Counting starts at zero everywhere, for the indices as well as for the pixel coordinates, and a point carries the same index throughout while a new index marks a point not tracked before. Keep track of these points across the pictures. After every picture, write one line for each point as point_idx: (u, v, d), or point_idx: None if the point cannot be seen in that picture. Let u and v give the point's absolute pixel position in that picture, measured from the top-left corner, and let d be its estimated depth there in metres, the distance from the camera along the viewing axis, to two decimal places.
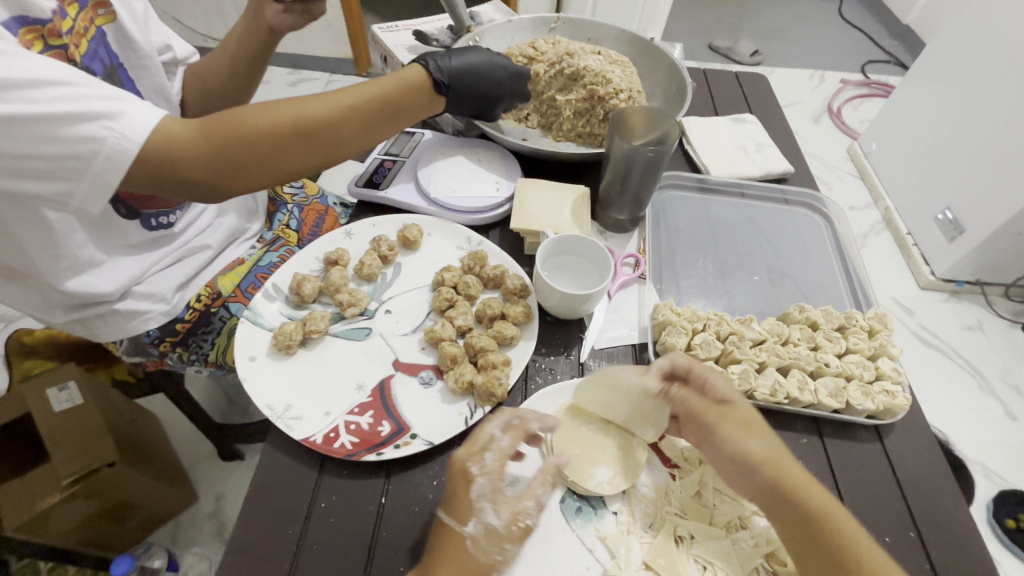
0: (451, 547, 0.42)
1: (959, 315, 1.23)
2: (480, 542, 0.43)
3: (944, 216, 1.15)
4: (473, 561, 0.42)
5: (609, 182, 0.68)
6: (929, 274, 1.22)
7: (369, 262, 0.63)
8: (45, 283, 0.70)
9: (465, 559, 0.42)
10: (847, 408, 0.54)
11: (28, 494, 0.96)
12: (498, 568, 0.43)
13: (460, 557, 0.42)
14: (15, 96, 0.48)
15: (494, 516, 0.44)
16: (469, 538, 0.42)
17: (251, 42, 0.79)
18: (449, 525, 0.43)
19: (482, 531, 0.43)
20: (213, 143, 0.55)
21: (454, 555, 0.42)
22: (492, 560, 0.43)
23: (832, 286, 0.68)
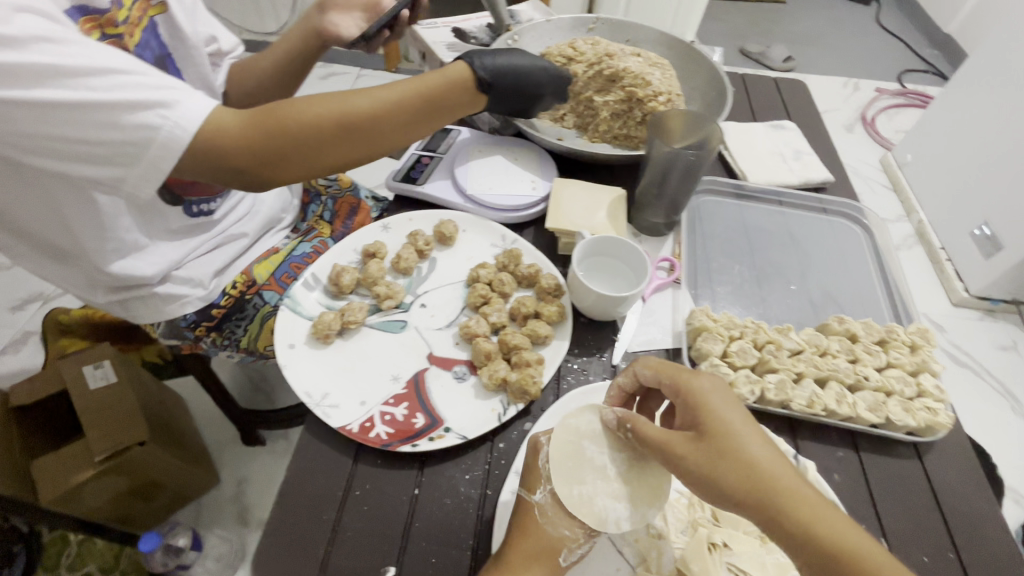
0: (526, 519, 0.45)
1: (994, 334, 1.20)
2: (548, 513, 0.45)
3: (982, 231, 1.12)
4: (542, 530, 0.45)
5: (646, 183, 0.67)
6: (963, 291, 1.18)
7: (406, 256, 0.64)
8: (91, 265, 0.72)
9: (543, 533, 0.44)
10: (887, 423, 0.53)
11: (62, 469, 0.98)
12: (571, 543, 0.45)
13: (541, 531, 0.45)
14: (77, 82, 0.49)
15: (568, 489, 0.46)
16: (537, 505, 0.46)
17: (306, 43, 0.82)
18: (524, 498, 0.46)
19: (549, 499, 0.46)
20: (261, 135, 0.57)
21: (533, 530, 0.44)
22: (561, 534, 0.45)
23: (871, 299, 0.66)
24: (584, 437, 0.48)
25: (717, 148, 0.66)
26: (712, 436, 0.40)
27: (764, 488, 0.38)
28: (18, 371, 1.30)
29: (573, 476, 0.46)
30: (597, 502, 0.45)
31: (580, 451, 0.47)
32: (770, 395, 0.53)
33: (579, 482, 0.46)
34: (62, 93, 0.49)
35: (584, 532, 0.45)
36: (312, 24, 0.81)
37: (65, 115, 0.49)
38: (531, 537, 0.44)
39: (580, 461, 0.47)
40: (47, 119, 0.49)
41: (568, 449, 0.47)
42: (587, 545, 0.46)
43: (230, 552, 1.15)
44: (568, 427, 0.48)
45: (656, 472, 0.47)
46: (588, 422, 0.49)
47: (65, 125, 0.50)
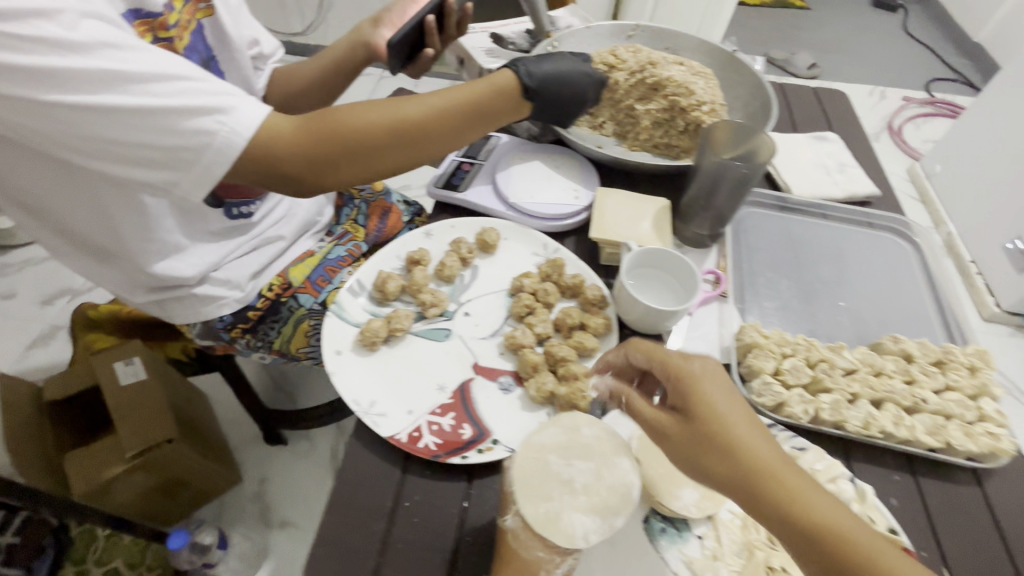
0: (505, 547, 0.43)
1: None
2: (521, 537, 0.41)
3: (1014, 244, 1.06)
4: (518, 556, 0.41)
5: (694, 194, 0.67)
6: (993, 305, 1.08)
7: (450, 264, 0.64)
8: (134, 265, 0.72)
9: (518, 558, 0.41)
10: (947, 448, 0.51)
11: (94, 464, 0.99)
12: (549, 563, 0.41)
13: (517, 556, 0.41)
14: (139, 89, 0.50)
15: (534, 509, 0.40)
16: (510, 531, 0.42)
17: (351, 57, 0.83)
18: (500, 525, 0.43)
19: (520, 525, 0.41)
20: (314, 142, 0.57)
21: (514, 556, 0.42)
22: (536, 557, 0.41)
23: (921, 317, 0.65)
24: (547, 453, 0.43)
25: (769, 161, 0.65)
26: (704, 422, 0.42)
27: (750, 474, 0.40)
28: (48, 365, 1.32)
29: (539, 493, 0.41)
30: (564, 520, 0.40)
31: (545, 467, 0.42)
32: (825, 415, 0.52)
33: (545, 499, 0.40)
34: (125, 98, 0.49)
35: (558, 553, 0.40)
36: (363, 38, 0.83)
37: (127, 121, 0.50)
38: (512, 563, 0.42)
39: (544, 481, 0.42)
40: (108, 124, 0.50)
41: (533, 466, 0.43)
42: (566, 564, 0.42)
43: (254, 551, 1.15)
44: (530, 444, 0.44)
45: (620, 477, 0.43)
46: (552, 434, 0.44)
47: (126, 129, 0.50)
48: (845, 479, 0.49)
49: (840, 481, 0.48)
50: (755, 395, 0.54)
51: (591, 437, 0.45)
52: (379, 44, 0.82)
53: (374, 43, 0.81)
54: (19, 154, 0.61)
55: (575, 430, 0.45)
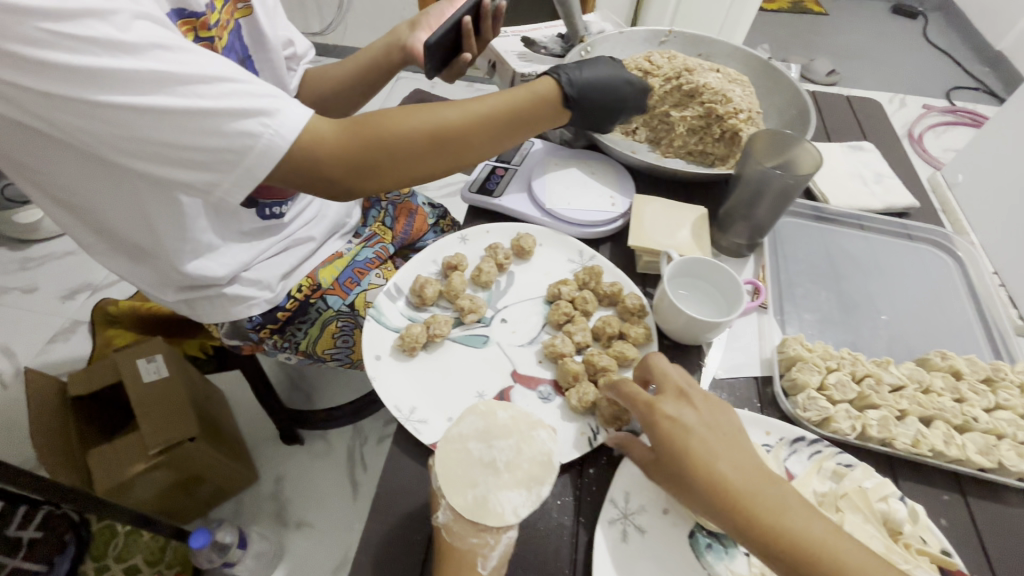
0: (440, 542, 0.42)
1: None
2: (453, 529, 0.41)
3: None
4: (458, 548, 0.41)
5: (734, 203, 0.66)
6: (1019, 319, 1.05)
7: (487, 269, 0.63)
8: (167, 263, 0.72)
9: (455, 552, 0.41)
10: (998, 468, 0.50)
11: (117, 461, 0.99)
12: (487, 550, 0.41)
13: (454, 550, 0.41)
14: (186, 90, 0.50)
15: (461, 497, 0.40)
16: (444, 527, 0.41)
17: (387, 60, 0.84)
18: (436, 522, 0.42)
19: (451, 518, 0.41)
20: (356, 147, 0.57)
21: (451, 553, 0.41)
22: (471, 545, 0.40)
23: (964, 333, 0.64)
24: (468, 440, 0.43)
25: (814, 173, 0.64)
26: (676, 460, 0.43)
27: (725, 503, 0.41)
28: (68, 359, 1.32)
29: (463, 481, 0.41)
30: (492, 501, 0.40)
31: (470, 459, 0.42)
32: (873, 432, 0.51)
33: (471, 485, 0.41)
34: (173, 99, 0.49)
35: (494, 534, 0.40)
36: (400, 41, 0.83)
37: (173, 121, 0.50)
38: (451, 560, 0.41)
39: (466, 474, 0.41)
40: (155, 125, 0.50)
41: (454, 457, 0.42)
42: (503, 544, 0.41)
43: (271, 550, 1.14)
44: (449, 435, 0.43)
45: (539, 449, 0.43)
46: (470, 422, 0.44)
47: (172, 131, 0.50)
48: (895, 498, 0.47)
49: (891, 500, 0.47)
50: (800, 410, 0.53)
51: (507, 418, 0.44)
52: (416, 47, 0.82)
53: (411, 47, 0.82)
54: (60, 152, 0.61)
55: (491, 415, 0.44)
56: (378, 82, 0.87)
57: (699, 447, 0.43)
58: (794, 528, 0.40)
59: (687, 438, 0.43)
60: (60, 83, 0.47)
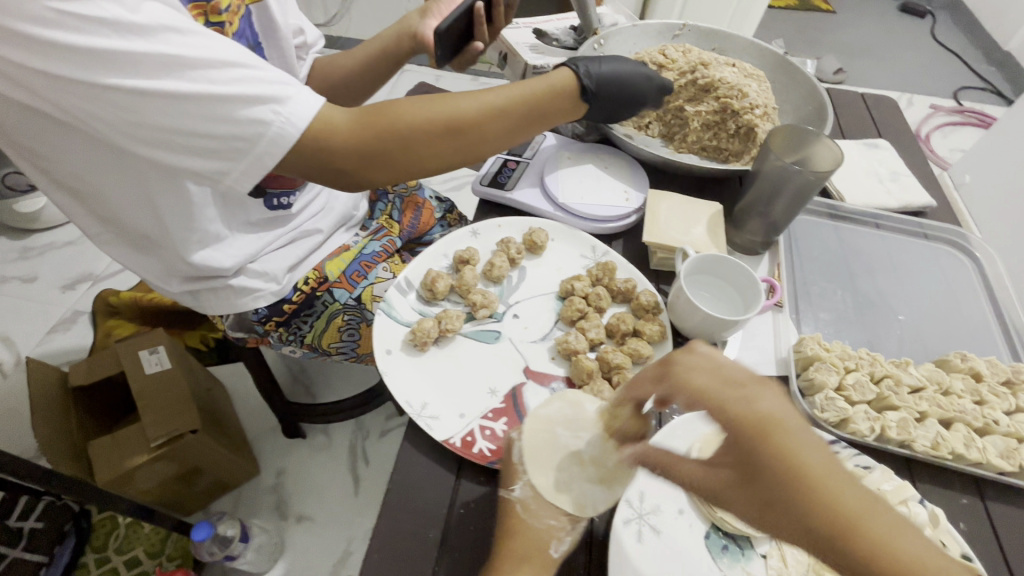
0: (510, 518, 0.45)
1: None
2: (531, 506, 0.45)
3: None
4: (528, 526, 0.44)
5: (752, 200, 0.65)
6: None
7: (499, 264, 0.62)
8: (174, 253, 0.71)
9: (529, 528, 0.44)
10: (1019, 471, 0.49)
11: (117, 453, 0.98)
12: (558, 534, 0.45)
13: (527, 525, 0.44)
14: (197, 75, 0.48)
15: (544, 477, 0.47)
16: (517, 502, 0.46)
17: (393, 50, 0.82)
18: (505, 497, 0.46)
19: (529, 494, 0.46)
20: (372, 137, 0.56)
21: (520, 528, 0.44)
22: (547, 525, 0.45)
23: (982, 335, 0.63)
24: (554, 425, 0.50)
25: (835, 171, 0.63)
26: (764, 468, 0.33)
27: (832, 523, 0.31)
28: (69, 348, 1.31)
29: (548, 464, 0.47)
30: (575, 488, 0.46)
31: (552, 441, 0.49)
32: (892, 434, 0.50)
33: (553, 469, 0.47)
34: (183, 84, 0.48)
35: (570, 518, 0.45)
36: (411, 29, 0.81)
37: (183, 107, 0.49)
38: (522, 536, 0.44)
39: (548, 451, 0.48)
40: (165, 110, 0.48)
41: (542, 438, 0.49)
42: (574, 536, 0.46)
43: (271, 544, 1.14)
44: (539, 418, 0.50)
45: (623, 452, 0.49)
46: (556, 411, 0.51)
47: (181, 117, 0.49)
48: (915, 501, 0.47)
49: (911, 503, 0.46)
50: (818, 411, 0.53)
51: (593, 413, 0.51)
52: (425, 34, 0.80)
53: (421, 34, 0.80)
54: (67, 138, 0.60)
55: (578, 405, 0.52)
56: (386, 72, 0.85)
57: (793, 446, 0.33)
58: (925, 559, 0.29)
59: (780, 434, 0.33)
60: (69, 66, 0.46)
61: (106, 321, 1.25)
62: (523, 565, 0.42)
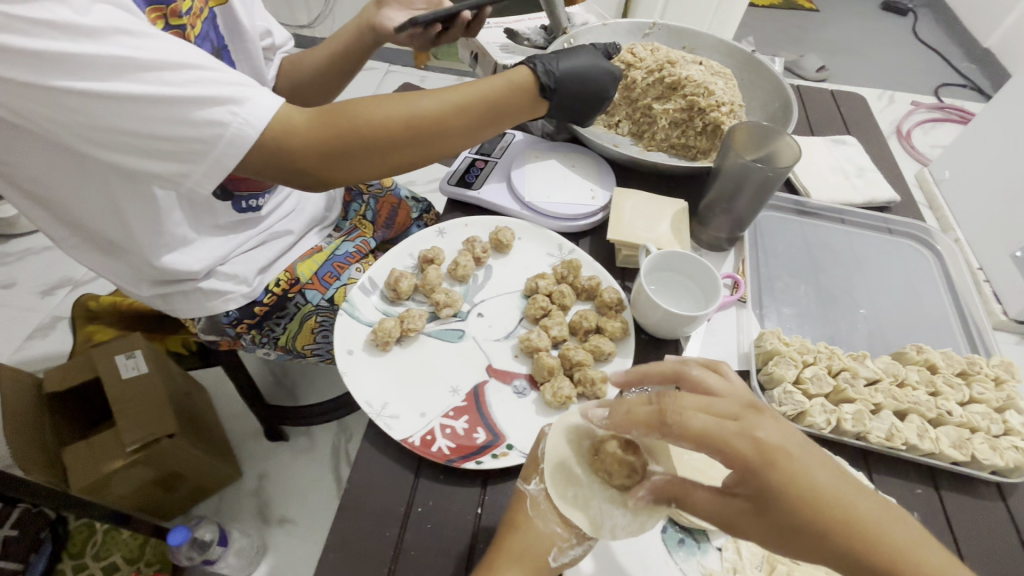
0: (519, 509, 0.45)
1: None
2: (539, 505, 0.44)
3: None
4: (530, 521, 0.44)
5: (715, 197, 0.66)
6: (1001, 314, 1.08)
7: (464, 263, 0.62)
8: (141, 257, 0.70)
9: (532, 527, 0.43)
10: (971, 461, 0.50)
11: (93, 458, 0.96)
12: (561, 542, 0.43)
13: (531, 525, 0.43)
14: (151, 77, 0.48)
15: (563, 489, 0.44)
16: (529, 495, 0.45)
17: (354, 44, 0.81)
18: (521, 489, 0.46)
19: (542, 495, 0.45)
20: (331, 135, 0.55)
21: (523, 524, 0.43)
22: (552, 532, 0.43)
23: (942, 328, 0.64)
24: (586, 438, 0.47)
25: (793, 166, 0.63)
26: (784, 500, 0.35)
27: (848, 532, 0.34)
28: (48, 355, 1.30)
29: (570, 477, 0.45)
30: (594, 506, 0.43)
31: (577, 452, 0.46)
32: (848, 425, 0.51)
33: (574, 484, 0.44)
34: (137, 86, 0.47)
35: (578, 533, 0.43)
36: (369, 22, 0.79)
37: (137, 109, 0.48)
38: (522, 532, 0.43)
39: (568, 461, 0.46)
40: (118, 113, 0.48)
41: (570, 447, 0.47)
42: (579, 551, 0.44)
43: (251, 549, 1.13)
44: (570, 425, 0.48)
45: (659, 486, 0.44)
46: (591, 422, 0.48)
47: (136, 119, 0.48)
48: None
49: None
50: (776, 404, 0.53)
51: None
52: (382, 24, 0.78)
53: (377, 25, 0.78)
54: (26, 141, 0.59)
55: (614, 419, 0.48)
56: (350, 69, 0.85)
57: (799, 472, 0.35)
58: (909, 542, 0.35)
59: (789, 461, 0.35)
60: (19, 69, 0.45)
61: (85, 326, 1.23)
62: (513, 562, 0.41)
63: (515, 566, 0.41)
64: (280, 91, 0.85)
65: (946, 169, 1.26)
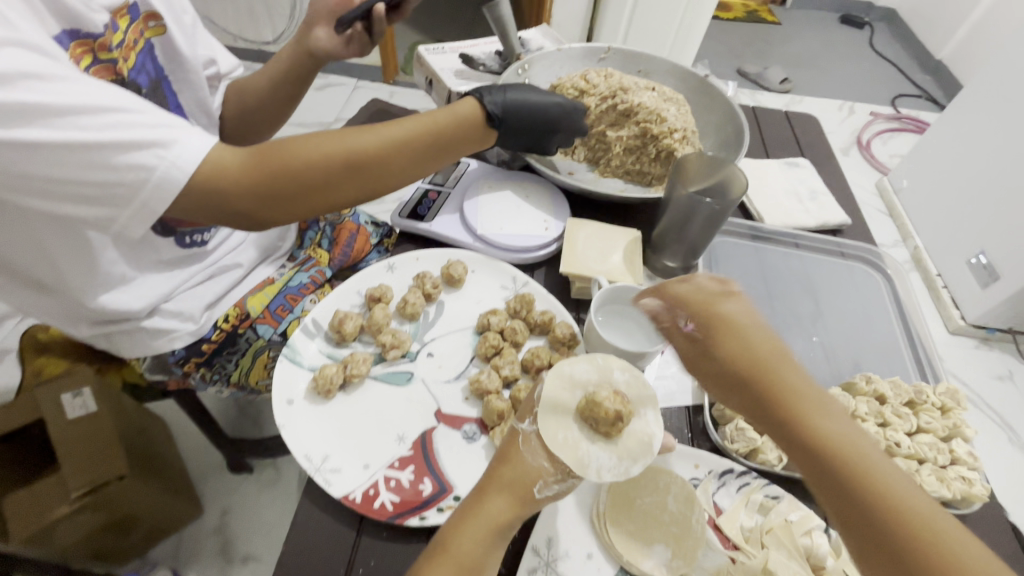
0: (511, 446, 0.44)
1: (989, 363, 1.18)
2: (530, 443, 0.44)
3: (978, 260, 1.12)
4: (519, 455, 0.43)
5: (667, 226, 0.66)
6: (959, 319, 1.18)
7: (412, 301, 0.61)
8: (75, 299, 0.66)
9: (520, 460, 0.43)
10: (920, 494, 0.50)
11: (35, 505, 0.89)
12: (547, 478, 0.42)
13: (520, 458, 0.43)
14: (65, 122, 0.45)
15: (553, 429, 0.43)
16: (522, 434, 0.44)
17: (293, 68, 0.77)
18: (514, 428, 0.45)
19: (534, 432, 0.44)
20: (267, 176, 0.53)
21: (513, 458, 0.43)
22: (538, 466, 0.43)
23: (893, 353, 0.64)
24: (578, 386, 0.46)
25: (742, 195, 0.64)
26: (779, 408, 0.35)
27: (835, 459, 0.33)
28: None
29: (562, 421, 0.44)
30: (581, 449, 0.42)
31: (569, 400, 0.45)
32: None
33: (564, 426, 0.43)
34: (51, 131, 0.44)
35: (564, 469, 0.42)
36: (304, 46, 0.75)
37: (51, 155, 0.45)
38: (511, 465, 0.43)
39: (563, 407, 0.44)
40: (31, 159, 0.45)
41: (564, 391, 0.45)
42: (563, 488, 0.43)
43: None
44: (561, 373, 0.46)
45: (643, 428, 0.44)
46: (584, 370, 0.47)
47: (52, 165, 0.45)
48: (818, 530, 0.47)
49: (815, 534, 0.47)
50: (729, 441, 0.53)
51: (624, 380, 0.47)
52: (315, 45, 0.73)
53: (313, 49, 0.73)
54: None
55: (607, 372, 0.47)
56: (294, 96, 0.81)
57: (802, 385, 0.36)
58: (945, 526, 0.30)
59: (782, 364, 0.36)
60: None
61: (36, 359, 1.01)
62: (501, 490, 0.42)
63: (501, 495, 0.42)
64: (229, 134, 0.83)
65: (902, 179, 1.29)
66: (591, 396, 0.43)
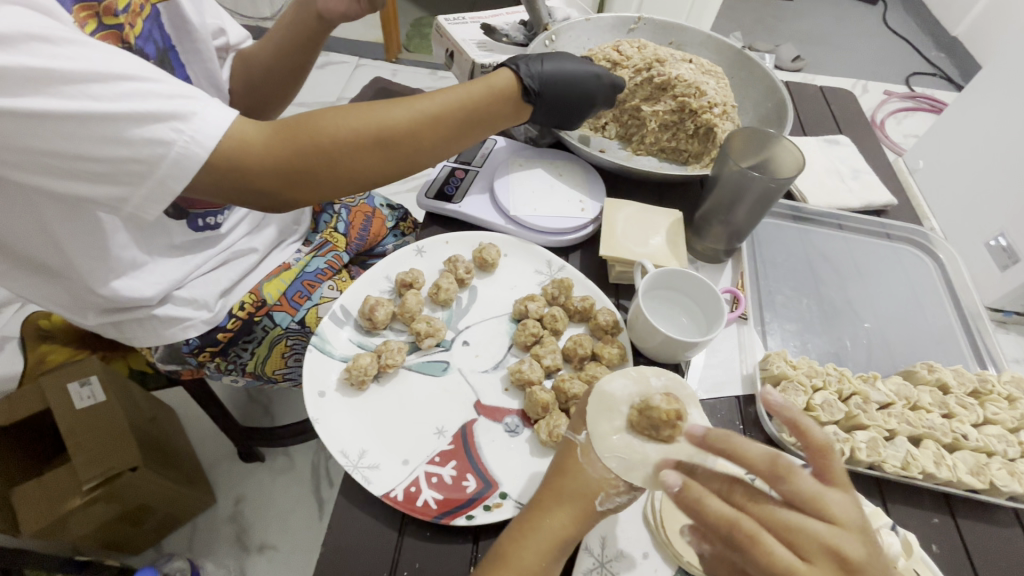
0: (567, 457, 0.43)
1: (1008, 348, 1.15)
2: (588, 452, 0.42)
3: (998, 242, 1.08)
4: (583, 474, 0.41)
5: (713, 206, 0.62)
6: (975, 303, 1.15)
7: (445, 287, 0.58)
8: (82, 285, 0.61)
9: (582, 472, 0.41)
10: (990, 489, 0.48)
11: (46, 496, 0.79)
12: (609, 489, 0.41)
13: (580, 471, 0.41)
14: (76, 90, 0.41)
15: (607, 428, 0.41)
16: (581, 447, 0.42)
17: (302, 30, 0.71)
18: (569, 440, 0.44)
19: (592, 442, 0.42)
20: (293, 153, 0.48)
21: (574, 470, 0.42)
22: (600, 475, 0.41)
23: (947, 340, 0.63)
24: (620, 404, 0.42)
25: (796, 175, 0.59)
26: None
27: None
28: None
29: (607, 416, 0.42)
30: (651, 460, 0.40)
31: (620, 399, 0.42)
32: (863, 455, 0.48)
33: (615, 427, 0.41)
34: (58, 101, 0.40)
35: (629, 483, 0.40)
36: (312, 6, 0.69)
37: (63, 128, 0.41)
38: (570, 476, 0.42)
39: (612, 401, 0.42)
40: (37, 133, 0.41)
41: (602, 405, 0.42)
42: (626, 494, 0.41)
43: None
44: (599, 395, 0.43)
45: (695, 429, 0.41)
46: (622, 387, 0.43)
47: (58, 138, 0.41)
48: (889, 527, 0.43)
49: (884, 532, 0.42)
50: (786, 434, 0.50)
51: (661, 385, 0.43)
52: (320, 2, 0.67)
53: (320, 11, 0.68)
54: None
55: (645, 381, 0.43)
56: (303, 62, 0.76)
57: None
58: None
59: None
60: None
61: (37, 346, 0.96)
62: (559, 505, 0.41)
63: (563, 510, 0.40)
64: (245, 110, 0.78)
65: (921, 158, 1.24)
66: (642, 407, 0.41)
